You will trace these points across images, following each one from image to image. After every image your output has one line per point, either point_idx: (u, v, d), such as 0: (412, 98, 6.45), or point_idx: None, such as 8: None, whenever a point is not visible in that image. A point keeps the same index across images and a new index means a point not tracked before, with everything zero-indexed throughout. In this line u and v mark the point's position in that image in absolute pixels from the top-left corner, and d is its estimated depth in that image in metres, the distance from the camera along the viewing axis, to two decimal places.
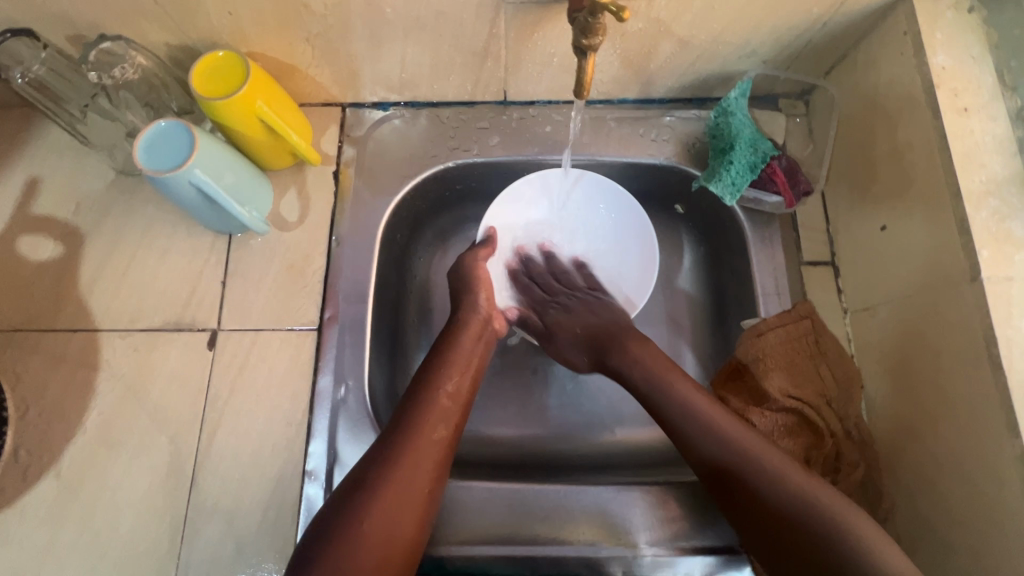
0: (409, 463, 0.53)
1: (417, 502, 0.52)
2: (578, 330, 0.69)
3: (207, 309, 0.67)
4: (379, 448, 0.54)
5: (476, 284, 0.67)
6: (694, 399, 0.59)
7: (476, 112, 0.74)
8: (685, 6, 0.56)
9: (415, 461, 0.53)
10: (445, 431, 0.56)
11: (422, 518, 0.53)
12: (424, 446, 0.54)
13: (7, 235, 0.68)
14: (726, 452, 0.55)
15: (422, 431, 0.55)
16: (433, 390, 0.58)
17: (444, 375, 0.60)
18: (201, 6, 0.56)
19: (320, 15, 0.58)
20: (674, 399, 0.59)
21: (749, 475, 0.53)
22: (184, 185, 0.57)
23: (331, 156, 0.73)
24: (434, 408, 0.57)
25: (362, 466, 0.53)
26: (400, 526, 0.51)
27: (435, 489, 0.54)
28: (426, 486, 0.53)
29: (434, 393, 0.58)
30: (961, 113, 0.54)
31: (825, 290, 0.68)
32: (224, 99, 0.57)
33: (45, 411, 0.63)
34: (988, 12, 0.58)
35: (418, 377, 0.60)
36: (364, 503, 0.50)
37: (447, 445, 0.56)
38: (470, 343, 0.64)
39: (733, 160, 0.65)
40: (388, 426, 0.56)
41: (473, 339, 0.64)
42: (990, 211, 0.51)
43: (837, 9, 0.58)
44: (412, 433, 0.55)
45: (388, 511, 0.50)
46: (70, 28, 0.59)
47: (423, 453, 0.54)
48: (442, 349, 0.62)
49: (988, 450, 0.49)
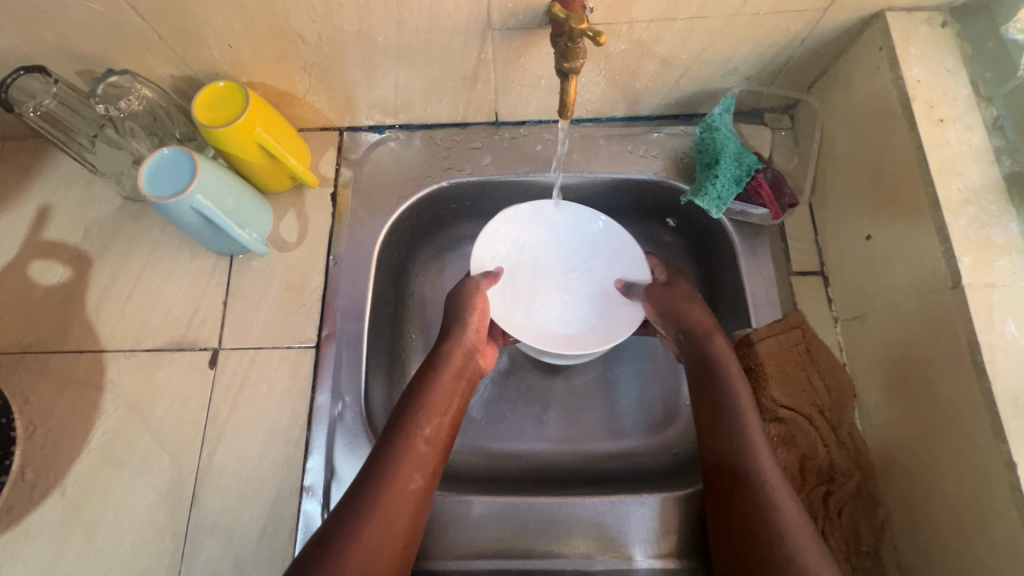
0: (382, 520, 0.52)
1: (392, 554, 0.51)
2: (662, 312, 0.66)
3: (208, 328, 0.68)
4: (353, 497, 0.52)
5: (465, 313, 0.66)
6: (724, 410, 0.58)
7: (469, 133, 0.76)
8: (665, 29, 0.59)
9: (391, 509, 0.52)
10: (421, 479, 0.55)
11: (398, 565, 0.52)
12: (400, 496, 0.53)
13: (19, 260, 0.71)
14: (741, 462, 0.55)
15: (398, 480, 0.54)
16: (410, 435, 0.57)
17: (421, 420, 0.58)
18: (204, 40, 0.59)
19: (315, 46, 0.61)
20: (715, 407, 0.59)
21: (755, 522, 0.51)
22: (185, 210, 0.59)
23: (329, 178, 0.75)
24: (414, 447, 0.56)
25: (333, 519, 0.51)
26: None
27: (411, 538, 0.54)
28: (400, 538, 0.52)
29: (411, 438, 0.57)
30: (937, 124, 0.55)
31: (816, 300, 0.68)
32: (225, 127, 0.60)
33: (52, 430, 0.64)
34: (960, 26, 0.60)
35: (398, 412, 0.59)
36: (338, 551, 0.49)
37: (421, 494, 0.55)
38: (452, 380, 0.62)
39: (719, 174, 0.66)
40: (362, 470, 0.55)
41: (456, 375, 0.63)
42: (969, 219, 0.52)
43: (814, 27, 0.60)
44: (389, 481, 0.53)
45: (364, 563, 0.49)
46: (80, 63, 0.62)
47: (401, 497, 0.53)
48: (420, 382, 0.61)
49: (976, 458, 0.49)
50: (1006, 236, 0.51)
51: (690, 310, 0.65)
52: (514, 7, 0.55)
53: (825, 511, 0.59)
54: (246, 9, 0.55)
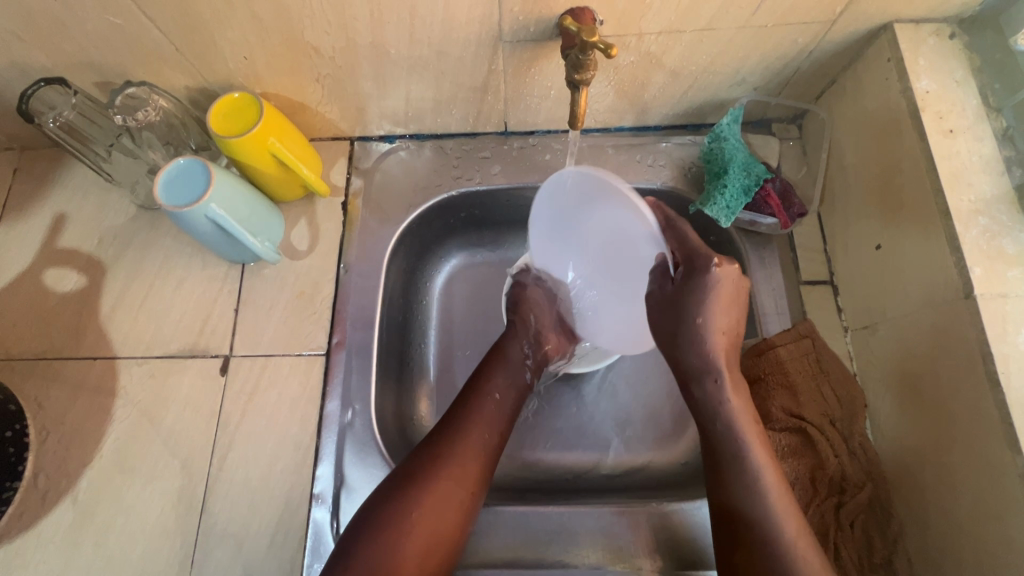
0: (452, 470, 0.55)
1: (460, 504, 0.55)
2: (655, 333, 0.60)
3: (220, 336, 0.69)
4: (427, 448, 0.57)
5: (525, 312, 0.69)
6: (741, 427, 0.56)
7: (478, 142, 0.77)
8: (674, 40, 0.59)
9: (463, 460, 0.56)
10: (491, 435, 0.59)
11: (465, 516, 0.55)
12: (471, 448, 0.57)
13: (34, 268, 0.72)
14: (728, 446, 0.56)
15: (470, 434, 0.58)
16: (484, 395, 0.61)
17: (493, 382, 0.63)
18: (219, 52, 0.60)
19: (329, 58, 0.62)
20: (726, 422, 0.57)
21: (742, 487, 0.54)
22: (199, 219, 0.60)
23: (340, 187, 0.76)
24: (458, 472, 0.55)
25: (409, 466, 0.56)
26: (444, 524, 0.53)
27: (477, 491, 0.56)
28: (469, 487, 0.55)
29: (483, 398, 0.61)
30: (946, 135, 0.56)
31: (826, 309, 0.68)
32: (239, 137, 0.61)
33: (65, 437, 0.65)
34: (969, 37, 0.60)
35: (473, 376, 0.64)
36: (410, 495, 0.53)
37: (491, 449, 0.59)
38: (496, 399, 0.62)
39: (728, 184, 0.66)
40: (437, 427, 0.59)
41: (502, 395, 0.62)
42: (980, 229, 0.52)
43: (822, 38, 0.60)
44: (461, 435, 0.58)
45: (436, 507, 0.53)
46: (98, 75, 0.63)
47: (470, 452, 0.57)
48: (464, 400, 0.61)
49: (990, 469, 0.49)
50: (1018, 247, 0.51)
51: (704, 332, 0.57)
52: (525, 20, 0.56)
53: (836, 523, 0.59)
54: (262, 23, 0.56)
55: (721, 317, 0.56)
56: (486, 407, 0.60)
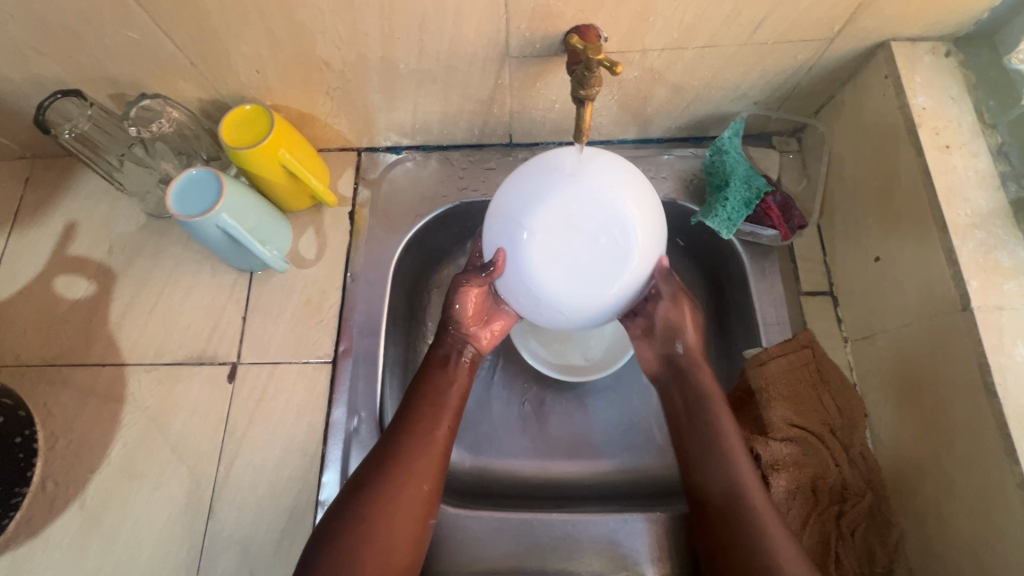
0: (402, 472, 0.55)
1: (414, 506, 0.54)
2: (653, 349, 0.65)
3: (228, 343, 0.70)
4: (380, 451, 0.56)
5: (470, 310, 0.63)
6: (726, 445, 0.57)
7: (484, 154, 0.78)
8: (677, 56, 0.61)
9: (413, 463, 0.55)
10: (442, 431, 0.58)
11: (424, 517, 0.55)
12: (421, 447, 0.57)
13: (45, 275, 0.73)
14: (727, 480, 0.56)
15: (418, 433, 0.57)
16: (428, 393, 0.60)
17: (435, 378, 0.61)
18: (232, 65, 0.62)
19: (339, 72, 0.63)
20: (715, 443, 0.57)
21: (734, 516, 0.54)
22: (210, 228, 0.61)
23: (347, 197, 0.77)
24: (406, 491, 0.54)
25: (363, 469, 0.56)
26: (398, 530, 0.53)
27: (434, 488, 0.56)
28: (423, 487, 0.55)
29: (426, 396, 0.60)
30: (943, 150, 0.57)
31: (826, 319, 0.69)
32: (251, 148, 0.62)
33: (73, 443, 0.66)
34: (964, 55, 0.61)
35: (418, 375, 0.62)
36: (363, 502, 0.53)
37: (444, 445, 0.58)
38: (440, 413, 0.59)
39: (729, 197, 0.67)
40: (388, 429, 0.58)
41: (445, 409, 0.60)
42: (976, 242, 0.54)
43: (821, 54, 0.62)
44: (409, 436, 0.57)
45: (386, 515, 0.53)
46: (113, 87, 0.64)
47: (421, 452, 0.56)
48: (405, 415, 0.59)
49: (988, 478, 0.50)
50: (1014, 260, 0.52)
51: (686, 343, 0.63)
52: (532, 36, 0.58)
53: (837, 532, 0.59)
54: (275, 38, 0.58)
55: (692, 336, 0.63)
56: (431, 421, 0.58)
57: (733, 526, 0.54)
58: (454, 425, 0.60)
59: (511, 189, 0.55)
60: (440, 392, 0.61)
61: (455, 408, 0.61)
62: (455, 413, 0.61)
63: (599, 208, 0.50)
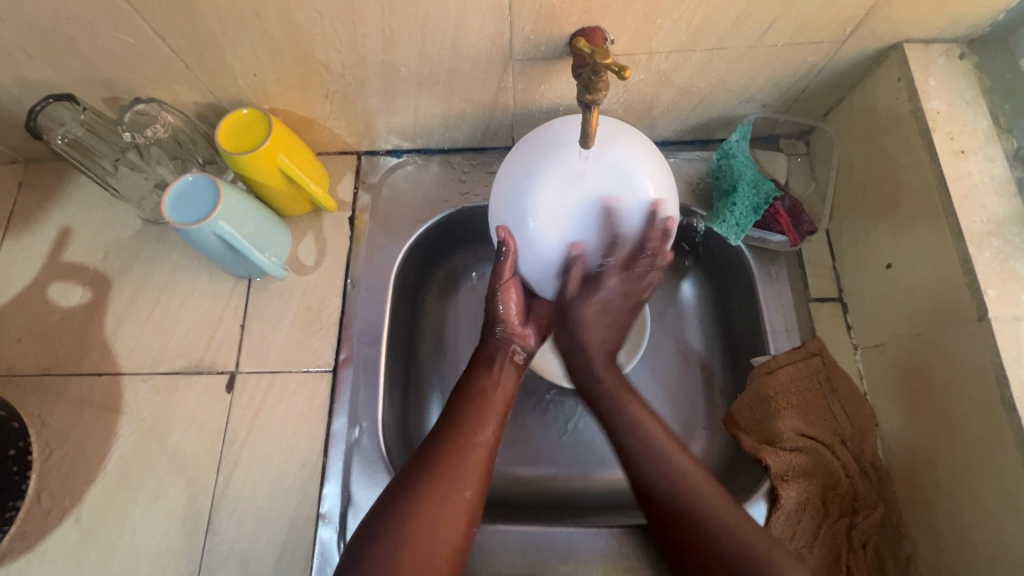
0: (448, 472, 0.52)
1: (460, 508, 0.51)
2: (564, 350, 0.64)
3: (226, 352, 0.69)
4: (424, 453, 0.54)
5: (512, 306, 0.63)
6: (658, 449, 0.55)
7: (486, 158, 0.77)
8: (685, 59, 0.59)
9: (460, 464, 0.53)
10: (488, 435, 0.56)
11: (468, 521, 0.52)
12: (468, 449, 0.55)
13: (39, 282, 0.71)
14: (668, 484, 0.54)
15: (464, 434, 0.55)
16: (476, 394, 0.59)
17: (484, 380, 0.60)
18: (229, 69, 0.60)
19: (339, 74, 0.62)
20: (636, 434, 0.56)
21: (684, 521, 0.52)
22: (208, 236, 0.60)
23: (347, 202, 0.75)
24: (452, 489, 0.52)
25: (404, 473, 0.53)
26: (442, 532, 0.50)
27: (479, 492, 0.54)
28: (469, 489, 0.53)
29: (473, 397, 0.59)
30: (958, 155, 0.56)
31: (835, 326, 0.68)
32: (249, 154, 0.61)
33: (69, 454, 0.64)
34: (979, 57, 0.60)
35: (465, 377, 0.61)
36: (408, 503, 0.50)
37: (490, 448, 0.56)
38: (485, 415, 0.58)
39: (737, 202, 0.66)
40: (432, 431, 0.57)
41: (490, 412, 0.58)
42: (993, 251, 0.52)
43: (832, 56, 0.60)
44: (454, 437, 0.55)
45: (432, 515, 0.50)
46: (107, 91, 0.63)
47: (469, 452, 0.54)
48: (452, 415, 0.57)
49: (1008, 491, 0.49)
50: None
51: (585, 341, 0.61)
52: (536, 38, 0.56)
53: (848, 544, 0.58)
54: (273, 41, 0.56)
55: (599, 330, 0.61)
56: (478, 421, 0.57)
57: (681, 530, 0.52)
58: (499, 429, 0.58)
59: (501, 204, 0.56)
60: (485, 395, 0.59)
61: (502, 412, 0.59)
62: (501, 414, 0.59)
63: (579, 169, 0.52)
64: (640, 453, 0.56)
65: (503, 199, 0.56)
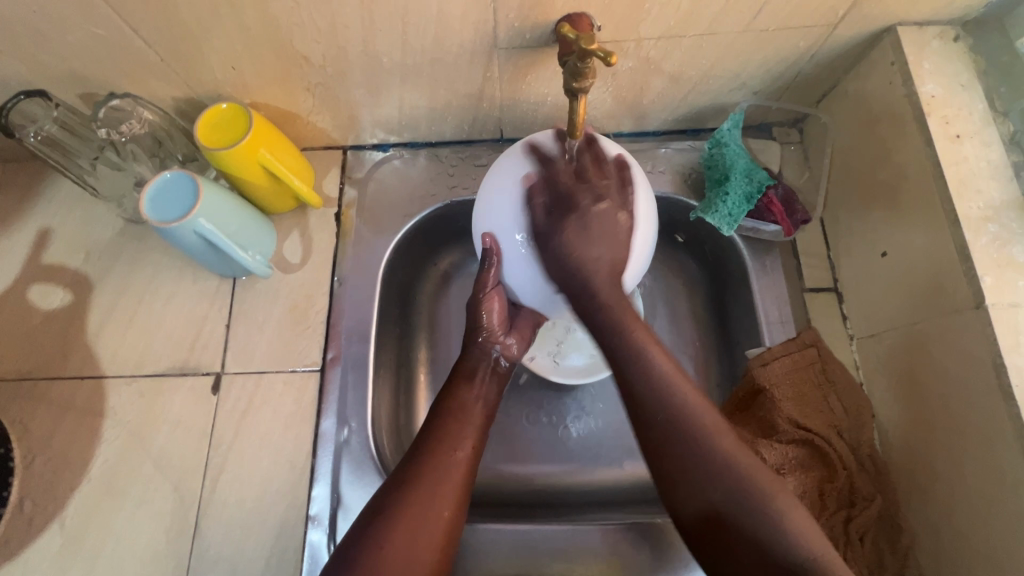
0: (425, 493, 0.51)
1: (436, 530, 0.50)
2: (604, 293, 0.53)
3: (211, 353, 0.67)
4: (400, 472, 0.53)
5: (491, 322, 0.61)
6: (666, 378, 0.51)
7: (474, 151, 0.75)
8: (673, 45, 0.58)
9: (437, 483, 0.52)
10: (465, 451, 0.55)
11: (446, 543, 0.50)
12: (446, 467, 0.53)
13: (18, 285, 0.70)
14: (673, 419, 0.49)
15: (441, 453, 0.54)
16: (454, 411, 0.57)
17: (461, 395, 0.59)
18: (207, 62, 0.59)
19: (320, 67, 0.60)
20: (647, 377, 0.51)
21: (696, 455, 0.48)
22: (187, 234, 0.58)
23: (333, 198, 0.74)
24: (427, 511, 0.50)
25: (382, 492, 0.52)
26: (419, 555, 0.48)
27: (458, 512, 0.52)
28: (446, 509, 0.51)
29: (451, 416, 0.57)
30: (954, 139, 0.55)
31: (831, 317, 0.67)
32: (227, 149, 0.59)
33: (52, 460, 0.63)
34: (974, 39, 0.59)
35: (443, 395, 0.59)
36: (382, 526, 0.49)
37: (469, 465, 0.55)
38: (464, 429, 0.56)
39: (729, 191, 0.65)
40: (410, 449, 0.55)
41: (468, 426, 0.57)
42: (990, 237, 0.51)
43: (825, 40, 0.59)
44: (432, 455, 0.54)
45: (407, 538, 0.49)
46: (82, 87, 0.61)
47: (445, 470, 0.53)
48: (429, 432, 0.56)
49: (1008, 479, 0.48)
50: None
51: (583, 258, 0.52)
52: (521, 26, 0.55)
53: (846, 537, 0.57)
54: (249, 32, 0.55)
55: (603, 242, 0.52)
56: (455, 438, 0.55)
57: (692, 461, 0.48)
58: (479, 444, 0.57)
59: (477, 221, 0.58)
60: (465, 409, 0.58)
61: (480, 428, 0.58)
62: (480, 429, 0.58)
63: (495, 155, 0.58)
64: (641, 382, 0.51)
65: (482, 206, 0.56)
